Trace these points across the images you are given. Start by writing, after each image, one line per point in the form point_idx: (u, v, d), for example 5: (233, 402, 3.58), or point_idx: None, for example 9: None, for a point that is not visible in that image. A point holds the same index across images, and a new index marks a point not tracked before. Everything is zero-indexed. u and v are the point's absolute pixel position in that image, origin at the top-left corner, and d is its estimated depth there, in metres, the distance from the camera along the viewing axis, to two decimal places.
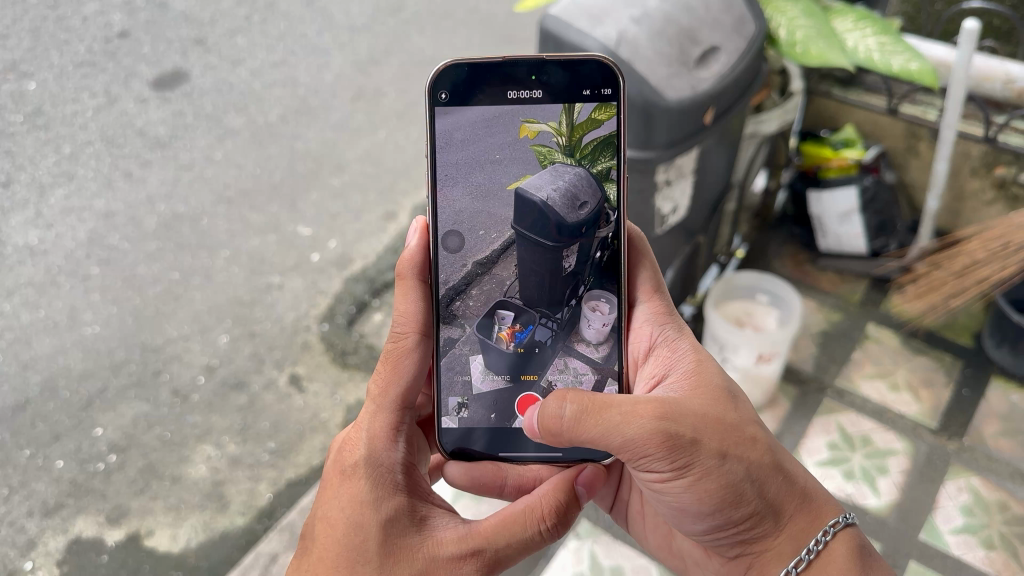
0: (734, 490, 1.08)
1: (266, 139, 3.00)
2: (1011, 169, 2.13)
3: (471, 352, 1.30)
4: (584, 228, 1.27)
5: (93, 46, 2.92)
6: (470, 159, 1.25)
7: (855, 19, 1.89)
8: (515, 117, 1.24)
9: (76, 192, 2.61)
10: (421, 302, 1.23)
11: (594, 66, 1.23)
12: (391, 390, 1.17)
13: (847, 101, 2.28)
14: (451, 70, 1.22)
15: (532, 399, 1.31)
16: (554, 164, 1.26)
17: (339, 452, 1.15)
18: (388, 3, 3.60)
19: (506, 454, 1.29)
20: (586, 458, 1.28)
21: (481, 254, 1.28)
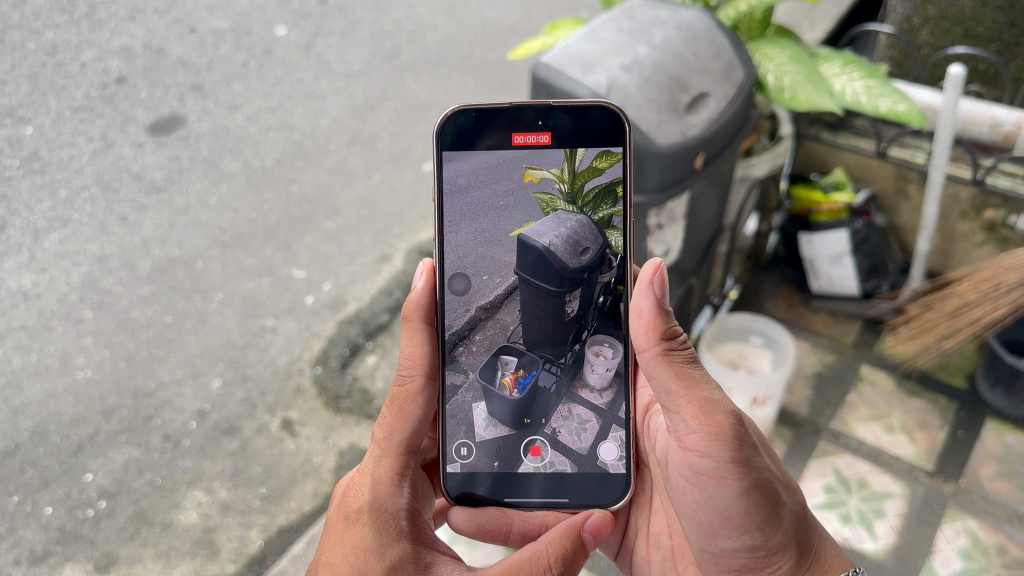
0: (770, 508, 1.10)
1: (262, 183, 3.00)
2: (1000, 212, 2.15)
3: (473, 400, 1.31)
4: (586, 273, 1.28)
5: (90, 94, 3.38)
6: (474, 204, 1.26)
7: (842, 63, 1.92)
8: (519, 163, 1.26)
9: (71, 236, 2.81)
10: (426, 344, 1.24)
11: (601, 112, 1.25)
12: (397, 433, 1.17)
13: (836, 144, 2.30)
14: (457, 115, 1.24)
15: (538, 445, 1.30)
16: (556, 212, 1.28)
17: (343, 497, 1.14)
18: (383, 50, 3.65)
19: (511, 500, 1.27)
20: (592, 504, 1.28)
21: (485, 298, 1.29)
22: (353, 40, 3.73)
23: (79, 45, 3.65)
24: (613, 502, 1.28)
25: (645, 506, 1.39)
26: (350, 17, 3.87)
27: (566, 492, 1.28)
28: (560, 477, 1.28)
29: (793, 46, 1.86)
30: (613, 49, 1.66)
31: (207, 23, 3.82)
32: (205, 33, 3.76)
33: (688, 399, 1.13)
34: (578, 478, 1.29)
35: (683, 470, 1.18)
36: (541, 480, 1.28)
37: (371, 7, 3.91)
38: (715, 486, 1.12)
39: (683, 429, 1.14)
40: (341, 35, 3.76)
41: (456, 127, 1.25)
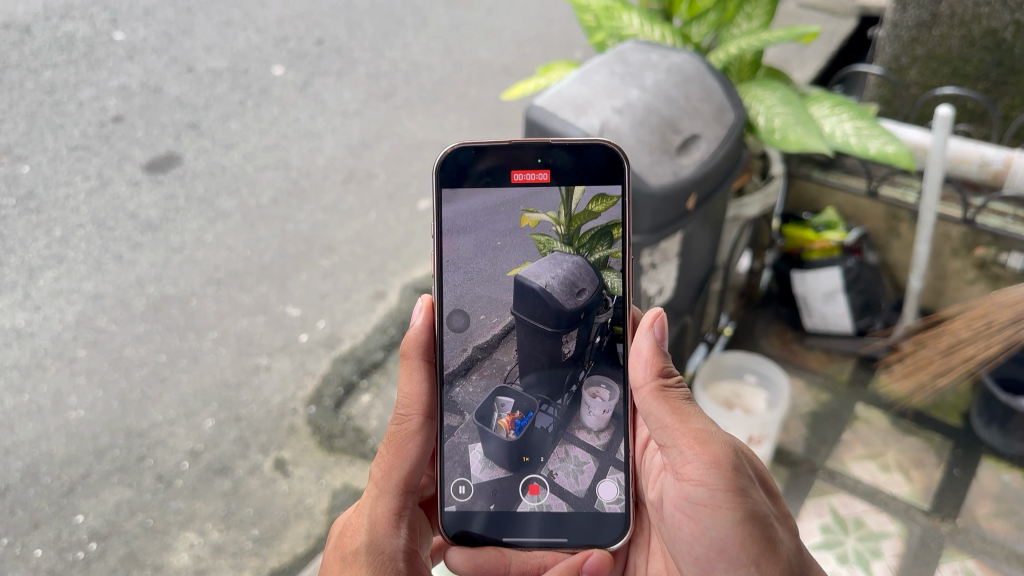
0: (768, 540, 1.08)
1: (257, 221, 3.01)
2: (991, 250, 2.16)
3: (470, 441, 1.30)
4: (583, 314, 1.29)
5: (87, 133, 3.40)
6: (472, 245, 1.27)
7: (832, 105, 1.94)
8: (518, 203, 1.27)
9: (66, 274, 2.81)
10: (424, 383, 1.27)
11: (600, 150, 1.27)
12: (394, 474, 1.23)
13: (828, 183, 2.32)
14: (458, 152, 1.26)
15: (536, 484, 1.29)
16: (553, 253, 1.29)
17: (341, 537, 1.22)
18: (379, 90, 3.69)
19: (510, 539, 1.27)
20: (591, 544, 1.28)
21: (482, 338, 1.29)
22: (350, 79, 3.76)
23: (77, 85, 3.68)
24: (612, 542, 1.27)
25: (644, 547, 1.39)
26: (346, 57, 3.91)
27: (564, 531, 1.28)
28: (558, 516, 1.28)
29: (783, 88, 1.89)
30: (605, 92, 1.68)
31: (205, 63, 3.86)
32: (203, 72, 3.79)
33: (682, 432, 1.17)
34: (576, 518, 1.28)
35: (680, 507, 1.19)
36: (541, 519, 1.28)
37: (368, 47, 3.96)
38: (711, 516, 1.12)
39: (680, 461, 1.17)
40: (338, 74, 3.79)
41: (456, 164, 1.26)
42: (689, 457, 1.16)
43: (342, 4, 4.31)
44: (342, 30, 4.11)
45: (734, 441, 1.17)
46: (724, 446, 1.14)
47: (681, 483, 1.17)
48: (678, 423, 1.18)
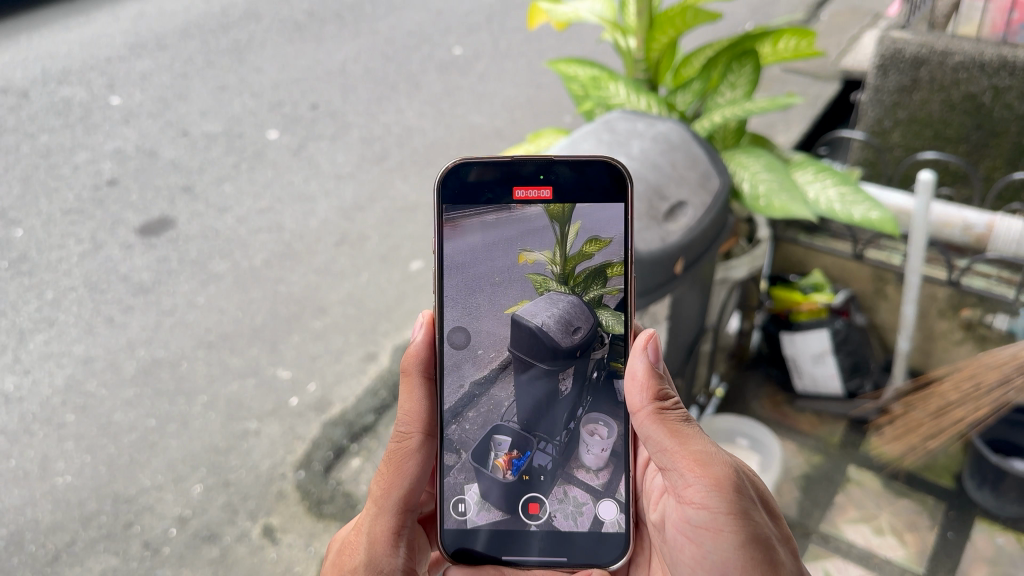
0: (771, 564, 1.10)
1: (249, 284, 3.02)
2: (976, 311, 2.19)
3: (466, 481, 1.30)
4: (578, 352, 1.29)
5: (82, 197, 3.43)
6: (471, 281, 1.27)
7: (815, 171, 1.98)
8: (515, 243, 1.27)
9: (57, 337, 2.81)
10: (424, 401, 1.29)
11: (602, 167, 1.28)
12: (393, 492, 1.26)
13: (814, 247, 2.35)
14: (459, 167, 1.26)
15: (536, 502, 1.30)
16: (549, 292, 1.29)
17: (341, 554, 1.27)
18: (372, 153, 3.74)
19: (511, 557, 1.27)
20: (591, 563, 1.28)
21: (478, 373, 1.30)
22: (343, 143, 3.82)
23: (73, 149, 3.73)
24: (612, 561, 1.28)
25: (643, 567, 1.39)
26: (340, 121, 3.98)
27: (565, 550, 1.28)
28: (562, 535, 1.28)
29: (767, 156, 1.93)
30: None
31: (200, 127, 3.91)
32: (198, 136, 3.84)
33: (682, 454, 1.16)
34: (579, 536, 1.28)
35: (683, 529, 1.20)
36: (543, 538, 1.28)
37: (361, 112, 4.02)
38: (713, 539, 1.14)
39: (680, 484, 1.17)
40: (331, 138, 3.85)
41: (458, 179, 1.27)
42: (690, 480, 1.15)
43: (337, 70, 4.40)
44: (337, 95, 4.18)
45: (733, 462, 1.17)
46: (725, 468, 1.15)
47: (682, 506, 1.18)
48: (677, 446, 1.17)
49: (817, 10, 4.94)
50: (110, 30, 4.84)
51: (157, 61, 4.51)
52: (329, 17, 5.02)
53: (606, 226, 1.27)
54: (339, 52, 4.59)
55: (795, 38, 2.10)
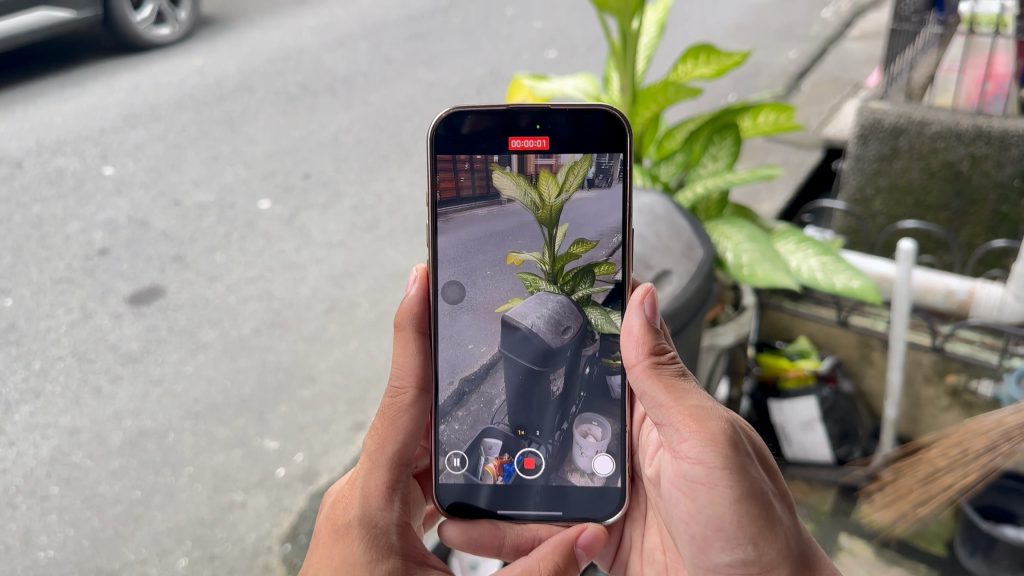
0: (763, 516, 1.18)
1: (238, 353, 3.02)
2: (961, 376, 2.21)
3: (459, 451, 1.43)
4: (568, 351, 1.42)
5: (72, 267, 3.44)
6: (466, 274, 1.41)
7: (797, 241, 2.02)
8: (503, 247, 1.40)
9: (42, 408, 2.79)
10: (418, 355, 1.38)
11: (600, 117, 1.37)
12: (388, 446, 1.31)
13: (798, 313, 2.40)
14: (453, 116, 1.37)
15: (531, 457, 1.43)
16: (539, 292, 1.42)
17: (332, 511, 1.27)
18: (364, 222, 3.78)
19: (510, 512, 1.41)
20: (588, 517, 1.42)
21: (469, 370, 1.42)
22: (334, 212, 3.86)
23: (66, 219, 3.75)
24: (608, 516, 1.41)
25: (639, 521, 1.52)
26: (332, 190, 4.02)
27: (560, 505, 1.42)
28: (559, 491, 1.42)
29: (749, 226, 1.97)
30: None
31: (192, 196, 3.95)
32: (190, 206, 3.88)
33: (678, 409, 1.23)
34: (578, 492, 1.42)
35: (678, 482, 1.28)
36: (539, 494, 1.42)
37: (353, 181, 4.08)
38: (708, 494, 1.21)
39: (676, 438, 1.24)
40: (323, 207, 3.89)
41: (453, 129, 1.37)
42: (686, 435, 1.22)
43: (329, 141, 4.48)
44: (329, 165, 4.24)
45: (730, 415, 1.24)
46: (721, 422, 1.21)
47: (677, 460, 1.26)
48: (673, 401, 1.24)
49: (797, 82, 5.07)
50: (105, 102, 4.91)
51: (151, 132, 4.57)
52: (322, 89, 5.13)
53: (596, 215, 1.39)
54: (331, 123, 4.67)
55: (774, 113, 2.16)
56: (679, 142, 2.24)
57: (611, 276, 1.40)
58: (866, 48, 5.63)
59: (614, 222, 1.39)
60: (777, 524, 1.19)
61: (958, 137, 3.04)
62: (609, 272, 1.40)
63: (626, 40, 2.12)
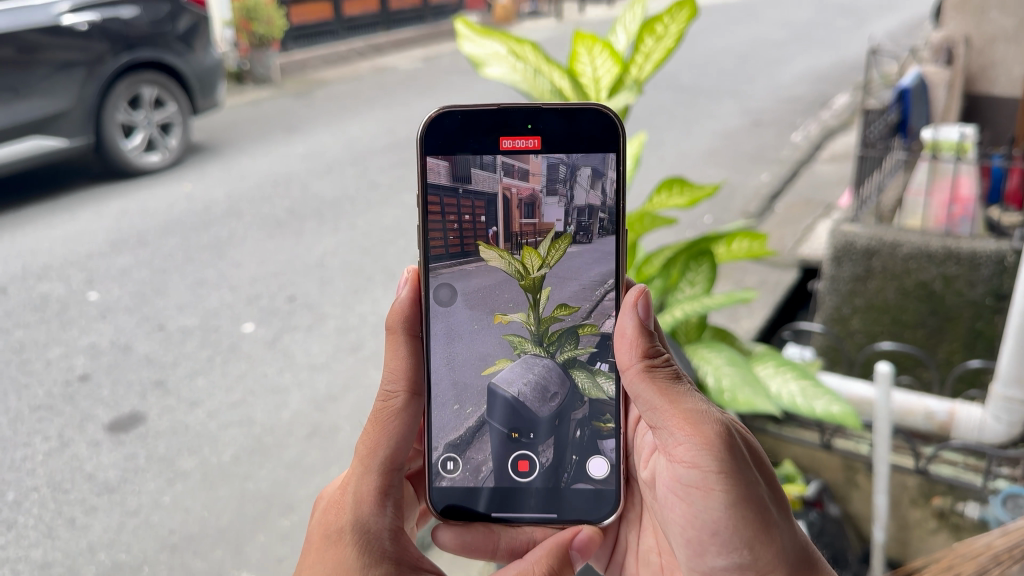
0: (758, 522, 1.17)
1: (217, 481, 2.97)
2: (947, 498, 2.21)
3: (451, 454, 1.39)
4: (556, 419, 1.40)
5: (52, 393, 3.42)
6: (453, 327, 1.39)
7: (776, 364, 2.05)
8: (490, 305, 1.39)
9: (13, 540, 2.71)
10: (409, 358, 1.34)
11: (593, 115, 1.36)
12: (379, 451, 1.28)
13: (783, 436, 2.39)
14: (444, 117, 1.35)
15: (525, 459, 1.39)
16: (526, 354, 1.41)
17: (325, 514, 1.25)
18: (347, 343, 3.79)
19: (506, 515, 1.38)
20: (582, 519, 1.39)
21: (454, 434, 1.39)
22: (318, 334, 3.87)
23: (48, 344, 3.75)
24: (605, 517, 1.38)
25: (635, 523, 1.48)
26: (317, 312, 4.05)
27: (557, 509, 1.39)
28: (556, 493, 1.39)
29: (729, 349, 2.01)
30: None
31: (176, 320, 3.96)
32: (173, 330, 3.89)
33: (673, 413, 1.21)
34: (574, 497, 1.39)
35: (673, 486, 1.26)
36: (536, 496, 1.38)
37: (337, 303, 4.11)
38: (703, 499, 1.20)
39: (671, 442, 1.22)
40: (307, 328, 3.91)
41: (441, 130, 1.36)
42: (680, 438, 1.21)
43: (315, 263, 4.54)
44: (314, 287, 4.29)
45: (725, 417, 1.22)
46: (716, 425, 1.19)
47: (672, 464, 1.24)
48: (668, 405, 1.22)
49: (771, 203, 5.22)
50: (93, 227, 4.99)
51: (137, 256, 4.62)
52: (309, 213, 5.23)
53: (579, 269, 1.38)
54: (317, 246, 4.75)
55: (748, 240, 2.23)
56: (657, 268, 2.27)
57: (595, 337, 1.39)
58: (835, 170, 5.84)
59: (599, 274, 1.38)
60: (774, 528, 1.17)
61: (928, 257, 3.17)
62: (593, 334, 1.39)
63: None
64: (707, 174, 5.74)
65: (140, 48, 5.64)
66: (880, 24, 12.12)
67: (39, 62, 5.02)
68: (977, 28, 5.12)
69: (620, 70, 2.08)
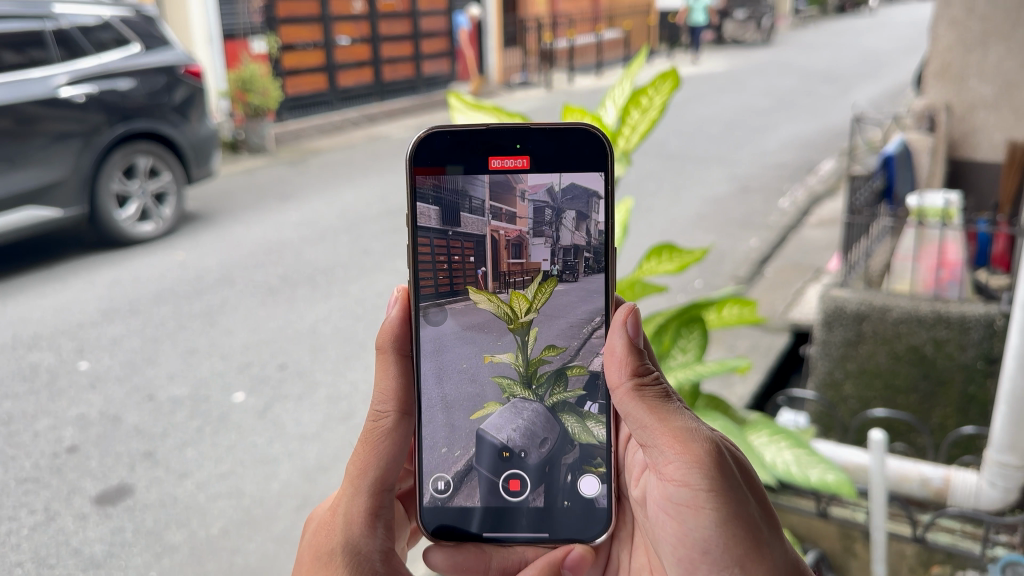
0: (749, 540, 1.16)
1: (205, 555, 2.91)
2: (946, 567, 2.19)
3: (443, 474, 1.38)
4: (546, 467, 1.39)
5: (38, 464, 3.37)
6: (443, 366, 1.37)
7: (769, 432, 2.03)
8: (478, 347, 1.38)
9: None
10: (399, 378, 1.33)
11: (582, 136, 1.37)
12: (368, 473, 1.27)
13: (779, 504, 2.38)
14: (433, 137, 1.36)
15: (517, 479, 1.39)
16: (514, 399, 1.39)
17: (316, 535, 1.26)
18: (339, 411, 3.76)
19: (499, 534, 1.38)
20: (574, 538, 1.39)
21: (446, 471, 1.38)
22: (309, 403, 3.84)
23: (36, 415, 3.71)
24: (595, 537, 1.38)
25: (627, 542, 1.45)
26: (308, 380, 4.03)
27: (548, 528, 1.39)
28: (549, 512, 1.39)
29: (722, 419, 2.00)
30: None
31: (167, 390, 3.94)
32: (163, 400, 3.86)
33: (663, 431, 1.19)
34: (566, 518, 1.39)
35: (663, 504, 1.24)
36: (529, 516, 1.38)
37: (329, 371, 4.09)
38: (694, 517, 1.18)
39: (661, 460, 1.20)
40: (298, 397, 3.89)
41: (431, 148, 1.36)
42: (670, 457, 1.19)
43: (307, 331, 4.53)
44: (305, 355, 4.27)
45: (714, 434, 1.20)
46: (706, 443, 1.18)
47: (662, 483, 1.22)
48: (657, 423, 1.20)
49: (761, 268, 5.26)
50: (85, 296, 4.99)
51: (129, 325, 4.61)
52: (301, 281, 5.24)
53: (566, 308, 1.37)
54: (309, 314, 4.76)
55: (738, 306, 2.23)
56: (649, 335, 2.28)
57: (584, 377, 1.38)
58: (824, 235, 5.90)
59: (587, 311, 1.37)
60: (765, 545, 1.16)
61: (919, 322, 3.20)
62: (582, 374, 1.38)
63: None
64: (696, 239, 5.79)
65: (136, 119, 5.72)
66: (862, 92, 12.39)
67: (37, 133, 5.08)
68: (957, 95, 5.25)
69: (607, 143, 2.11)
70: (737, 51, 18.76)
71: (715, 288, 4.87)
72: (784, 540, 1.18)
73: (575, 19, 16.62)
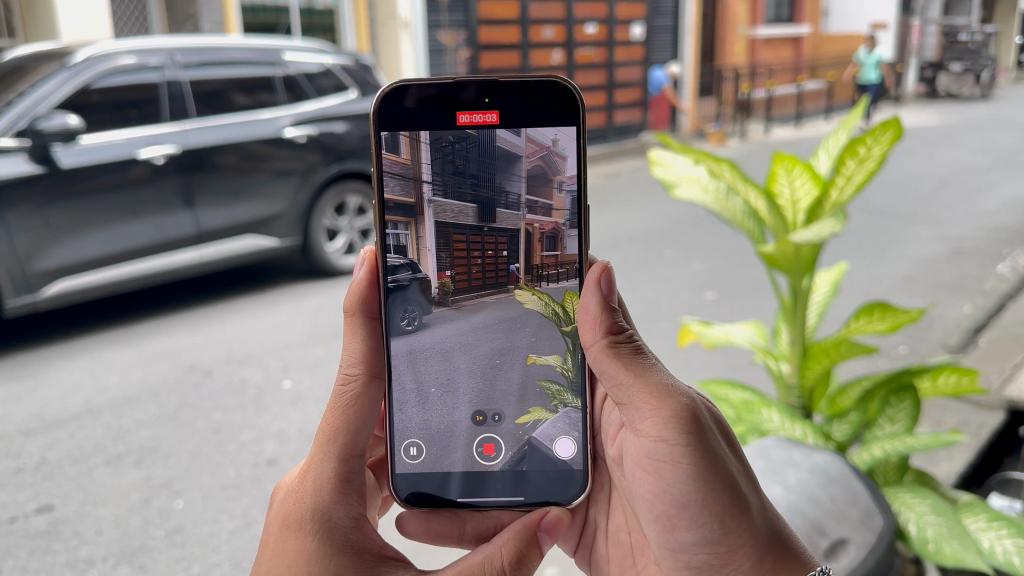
0: (726, 498, 1.26)
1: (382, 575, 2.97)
2: None
3: (417, 440, 1.51)
4: (526, 477, 1.49)
5: (241, 471, 3.62)
6: (443, 372, 1.51)
7: (988, 518, 2.11)
8: (525, 347, 1.49)
9: None
10: (364, 341, 1.43)
11: (552, 86, 1.47)
12: (337, 438, 1.34)
13: None
14: (393, 96, 1.48)
15: (491, 443, 1.51)
16: (567, 408, 1.51)
17: (284, 505, 1.31)
18: None
19: (474, 500, 1.49)
20: (549, 501, 1.49)
21: (419, 437, 1.51)
22: None
23: (242, 427, 4.00)
24: (573, 499, 1.49)
25: (602, 503, 1.59)
26: None
27: (522, 492, 1.49)
28: (519, 478, 1.49)
29: (932, 499, 2.13)
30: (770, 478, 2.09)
31: None
32: None
33: (641, 389, 1.27)
34: (539, 482, 1.50)
35: (640, 461, 1.33)
36: (502, 481, 1.49)
37: None
38: (671, 472, 1.28)
39: (638, 416, 1.29)
40: None
41: (396, 107, 1.48)
42: (647, 413, 1.27)
43: None
44: None
45: (686, 390, 1.29)
46: (682, 400, 1.26)
47: (640, 439, 1.31)
48: (634, 380, 1.28)
49: (975, 336, 4.86)
50: (290, 321, 5.32)
51: (330, 349, 4.87)
52: None
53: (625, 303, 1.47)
54: None
55: (956, 374, 2.31)
56: (852, 401, 2.42)
57: None
58: None
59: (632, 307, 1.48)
60: (744, 503, 1.27)
61: None
62: None
63: (796, 295, 2.38)
64: (906, 300, 5.47)
65: (349, 159, 6.07)
66: None
67: (263, 168, 5.57)
68: None
69: (819, 192, 2.23)
70: (957, 105, 17.66)
71: (924, 354, 4.57)
72: (760, 499, 1.30)
73: (776, 69, 16.30)
